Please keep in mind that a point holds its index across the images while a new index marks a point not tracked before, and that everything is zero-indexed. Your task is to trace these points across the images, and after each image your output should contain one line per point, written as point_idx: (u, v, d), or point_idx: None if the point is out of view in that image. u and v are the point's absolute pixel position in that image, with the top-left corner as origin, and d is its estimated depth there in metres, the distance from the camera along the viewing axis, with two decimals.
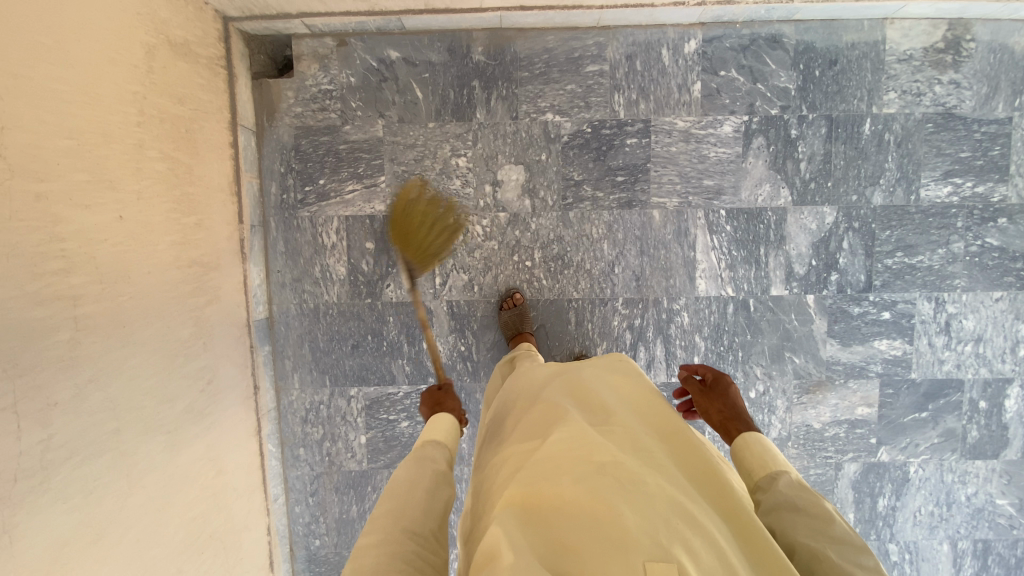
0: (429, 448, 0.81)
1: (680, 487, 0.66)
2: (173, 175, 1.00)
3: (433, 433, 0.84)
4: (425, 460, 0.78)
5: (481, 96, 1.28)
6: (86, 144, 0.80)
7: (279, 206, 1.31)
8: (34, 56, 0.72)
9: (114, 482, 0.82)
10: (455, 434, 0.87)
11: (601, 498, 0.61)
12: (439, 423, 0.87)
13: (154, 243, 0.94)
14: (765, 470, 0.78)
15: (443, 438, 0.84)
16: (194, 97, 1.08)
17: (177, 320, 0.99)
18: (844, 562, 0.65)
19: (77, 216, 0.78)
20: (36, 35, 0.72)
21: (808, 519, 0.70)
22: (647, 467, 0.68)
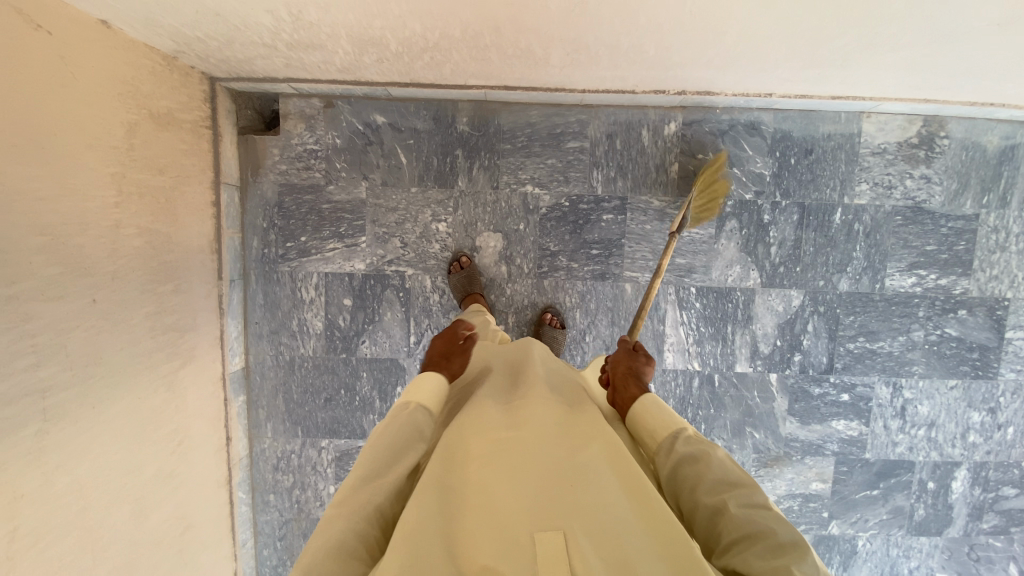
0: (414, 416, 0.76)
1: (576, 456, 0.68)
2: (150, 247, 1.01)
3: (423, 395, 0.80)
4: (410, 430, 0.73)
5: (451, 152, 1.30)
6: (61, 237, 0.82)
7: (260, 259, 1.33)
8: (14, 161, 0.73)
9: (80, 559, 0.85)
10: (443, 396, 0.83)
11: (495, 479, 0.64)
12: (426, 383, 0.82)
13: (127, 319, 0.96)
14: (665, 428, 0.79)
15: (429, 406, 0.79)
16: (175, 164, 1.09)
17: (148, 388, 1.01)
18: (740, 506, 0.65)
19: (49, 310, 0.79)
20: (12, 138, 0.73)
21: (701, 468, 0.71)
22: (544, 443, 0.69)
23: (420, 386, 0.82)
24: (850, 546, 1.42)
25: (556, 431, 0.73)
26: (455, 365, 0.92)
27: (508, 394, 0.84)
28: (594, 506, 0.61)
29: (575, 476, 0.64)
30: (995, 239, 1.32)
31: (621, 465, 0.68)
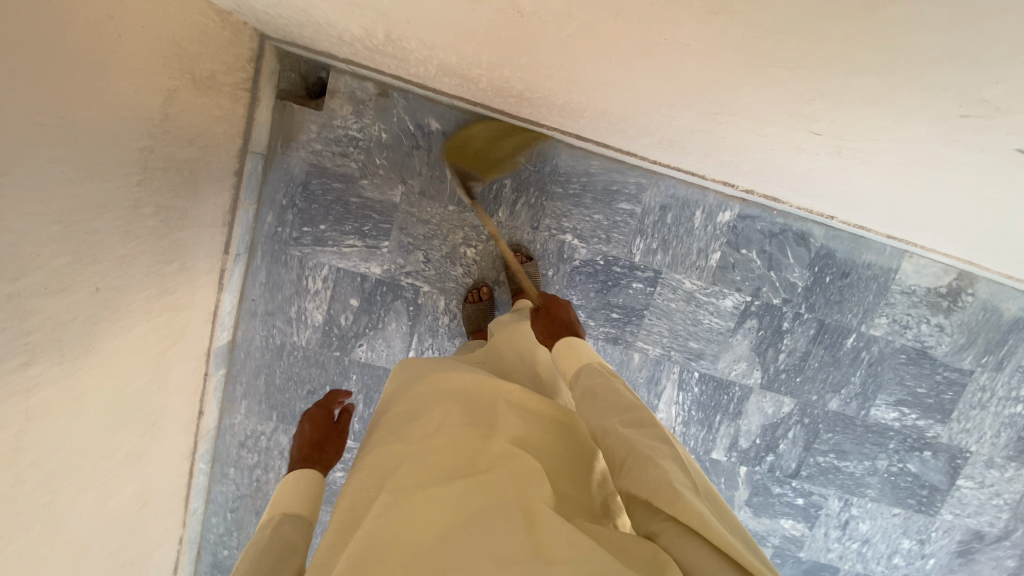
0: (280, 527, 0.65)
1: (485, 485, 0.58)
2: (163, 225, 0.92)
3: (289, 503, 0.69)
4: (273, 545, 0.63)
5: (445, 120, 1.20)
6: (75, 224, 0.73)
7: (271, 236, 1.24)
8: (40, 143, 0.63)
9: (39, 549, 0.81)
10: (315, 494, 0.72)
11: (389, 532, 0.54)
12: (295, 485, 0.72)
13: (128, 303, 0.88)
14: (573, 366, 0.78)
15: (302, 509, 0.69)
16: (207, 133, 0.98)
17: (134, 371, 0.95)
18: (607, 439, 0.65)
19: (50, 304, 0.71)
20: (42, 115, 0.62)
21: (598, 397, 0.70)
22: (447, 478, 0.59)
23: (285, 490, 0.71)
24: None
25: (466, 455, 0.63)
26: (332, 454, 0.80)
27: (433, 406, 0.73)
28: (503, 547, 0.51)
29: (482, 513, 0.55)
30: (979, 397, 1.39)
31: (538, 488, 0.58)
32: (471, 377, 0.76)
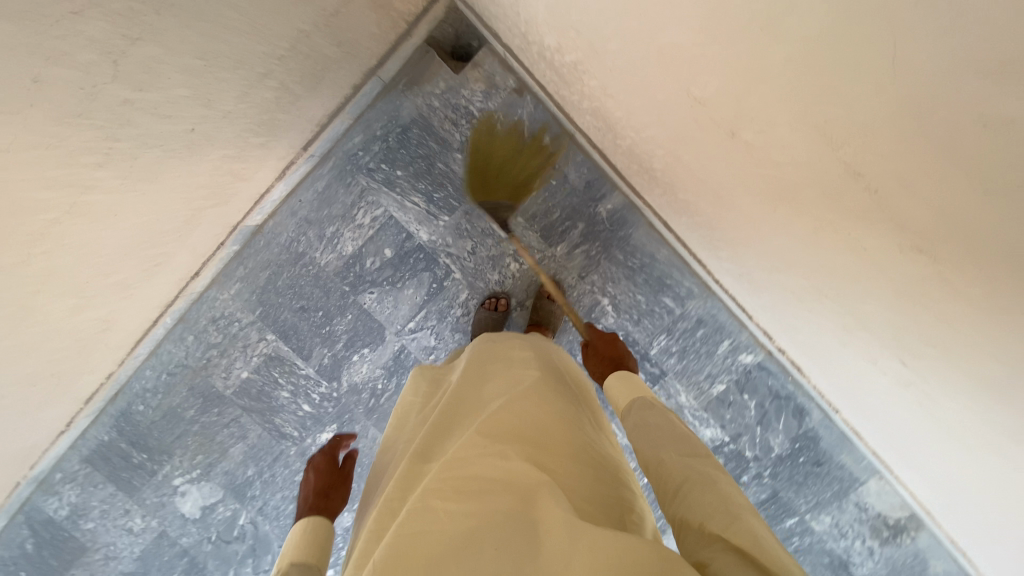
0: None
1: (488, 492, 0.60)
2: (274, 101, 0.92)
3: (298, 555, 0.73)
4: None
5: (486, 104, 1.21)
6: (211, 66, 0.72)
7: (348, 155, 1.23)
8: None
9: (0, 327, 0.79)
10: (320, 544, 0.75)
11: (408, 536, 0.55)
12: (303, 538, 0.75)
13: (205, 154, 0.87)
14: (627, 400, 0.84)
15: (310, 560, 0.72)
16: (355, 42, 0.98)
17: (171, 213, 0.93)
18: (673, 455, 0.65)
19: (148, 124, 0.71)
20: None
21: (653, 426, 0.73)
22: (445, 484, 0.61)
23: (292, 547, 0.74)
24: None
25: (458, 457, 0.64)
26: (335, 501, 0.84)
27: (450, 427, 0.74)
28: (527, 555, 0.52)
29: (493, 521, 0.56)
30: None
31: (540, 492, 0.59)
32: (491, 393, 0.79)
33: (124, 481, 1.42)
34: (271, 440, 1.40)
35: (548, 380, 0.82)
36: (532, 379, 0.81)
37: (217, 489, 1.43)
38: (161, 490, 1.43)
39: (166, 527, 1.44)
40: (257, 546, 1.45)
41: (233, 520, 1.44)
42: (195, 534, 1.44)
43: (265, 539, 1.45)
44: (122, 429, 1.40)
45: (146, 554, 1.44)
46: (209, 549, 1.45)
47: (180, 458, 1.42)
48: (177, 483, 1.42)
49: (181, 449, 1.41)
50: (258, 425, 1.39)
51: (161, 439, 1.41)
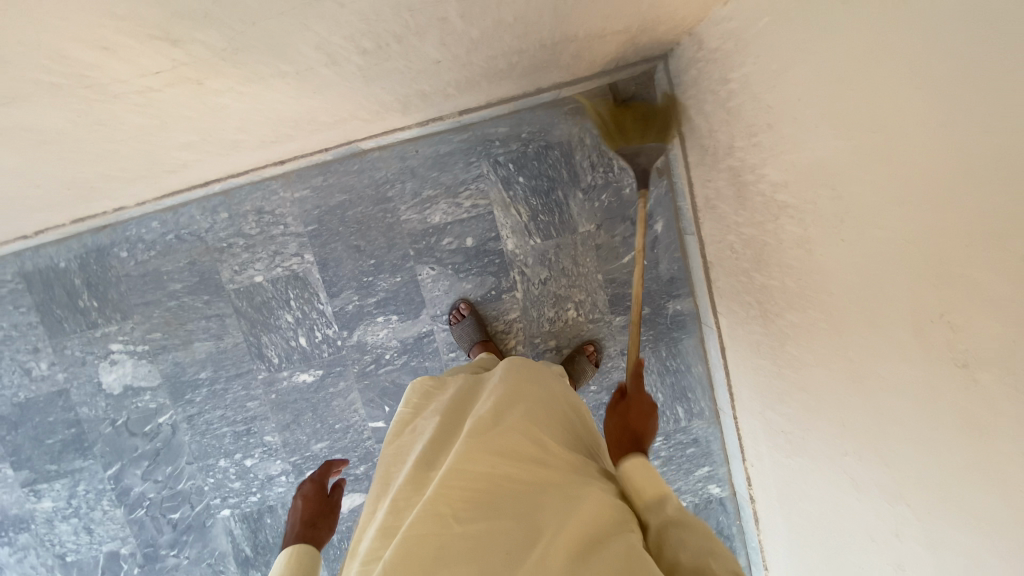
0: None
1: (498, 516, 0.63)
2: (493, 71, 0.89)
3: None
4: None
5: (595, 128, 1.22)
6: (506, 26, 0.70)
7: (485, 138, 1.22)
8: None
9: (121, 132, 0.68)
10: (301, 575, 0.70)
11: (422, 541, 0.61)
12: (290, 566, 0.70)
13: (414, 82, 0.82)
14: (655, 488, 0.67)
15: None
16: (579, 60, 0.99)
17: (335, 111, 0.86)
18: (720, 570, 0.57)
19: (424, 43, 0.67)
20: None
21: (696, 535, 0.61)
22: (453, 490, 0.65)
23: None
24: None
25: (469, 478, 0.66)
26: (323, 531, 0.77)
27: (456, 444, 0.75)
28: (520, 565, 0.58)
29: (493, 535, 0.62)
30: None
31: (541, 521, 0.63)
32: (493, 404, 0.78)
33: (55, 319, 1.24)
34: (245, 355, 1.27)
35: (539, 392, 0.82)
36: (527, 386, 0.81)
37: (155, 376, 1.27)
38: (90, 346, 1.25)
39: (72, 387, 1.27)
40: (162, 452, 1.30)
41: (153, 414, 1.29)
42: (101, 409, 1.27)
43: (174, 449, 1.30)
44: (89, 264, 1.22)
45: (32, 402, 1.27)
46: (106, 432, 1.28)
47: (132, 324, 1.25)
48: (113, 348, 1.26)
49: (140, 317, 1.25)
50: (239, 334, 1.26)
51: (124, 297, 1.24)
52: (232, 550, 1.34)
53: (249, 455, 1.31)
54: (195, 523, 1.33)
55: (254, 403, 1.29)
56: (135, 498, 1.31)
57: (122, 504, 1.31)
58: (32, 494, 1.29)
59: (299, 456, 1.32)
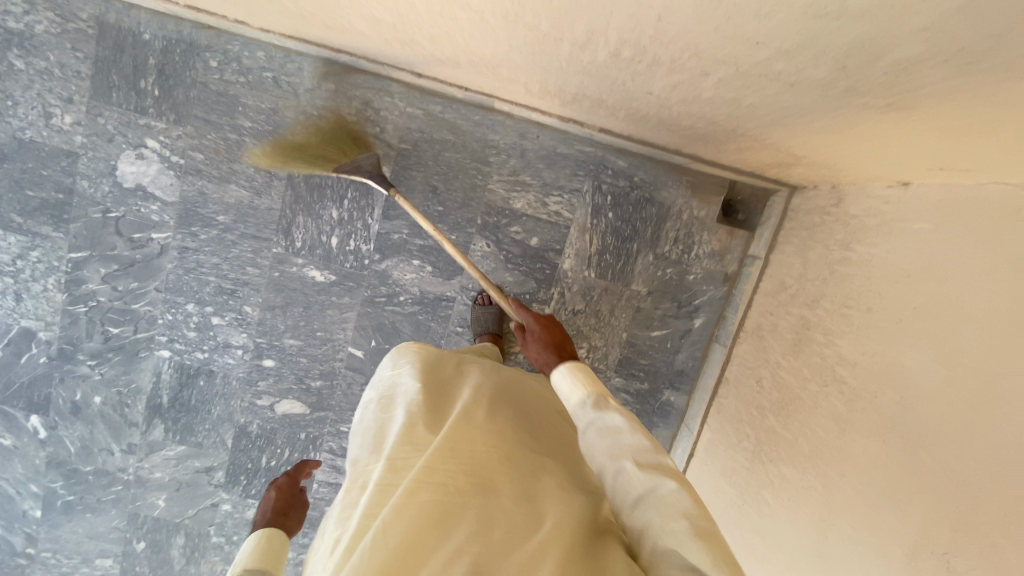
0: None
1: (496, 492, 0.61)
2: (670, 121, 0.91)
3: (255, 561, 0.68)
4: None
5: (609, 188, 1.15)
6: (731, 106, 0.72)
7: (601, 162, 1.23)
8: (825, 117, 0.67)
9: None
10: (275, 555, 0.69)
11: (421, 517, 0.57)
12: (257, 547, 0.71)
13: (608, 92, 0.82)
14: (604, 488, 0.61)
15: (262, 566, 0.67)
16: (735, 152, 1.02)
17: (521, 72, 0.85)
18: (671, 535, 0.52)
19: (662, 76, 0.68)
20: (843, 122, 0.67)
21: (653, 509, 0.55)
22: (456, 459, 0.62)
23: (248, 554, 0.69)
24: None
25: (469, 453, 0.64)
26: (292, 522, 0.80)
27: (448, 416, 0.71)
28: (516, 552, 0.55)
29: (491, 518, 0.58)
30: None
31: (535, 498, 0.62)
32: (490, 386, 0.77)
33: (106, 83, 1.14)
34: (272, 223, 1.21)
35: (523, 390, 0.82)
36: (516, 384, 0.82)
37: (172, 192, 1.18)
38: (125, 128, 1.16)
39: (84, 156, 1.16)
40: (136, 266, 1.22)
41: (150, 226, 1.20)
42: (100, 192, 1.18)
43: (151, 270, 1.22)
44: (173, 53, 1.13)
45: (34, 147, 1.16)
46: (93, 217, 1.19)
47: (179, 133, 1.16)
48: (147, 144, 1.16)
49: (192, 130, 1.16)
50: (278, 201, 1.20)
51: (189, 103, 1.15)
52: (149, 391, 1.29)
53: (219, 314, 1.25)
54: (130, 348, 1.26)
55: (253, 271, 1.23)
56: (86, 293, 1.23)
57: (67, 290, 1.23)
58: None
59: (265, 341, 1.26)
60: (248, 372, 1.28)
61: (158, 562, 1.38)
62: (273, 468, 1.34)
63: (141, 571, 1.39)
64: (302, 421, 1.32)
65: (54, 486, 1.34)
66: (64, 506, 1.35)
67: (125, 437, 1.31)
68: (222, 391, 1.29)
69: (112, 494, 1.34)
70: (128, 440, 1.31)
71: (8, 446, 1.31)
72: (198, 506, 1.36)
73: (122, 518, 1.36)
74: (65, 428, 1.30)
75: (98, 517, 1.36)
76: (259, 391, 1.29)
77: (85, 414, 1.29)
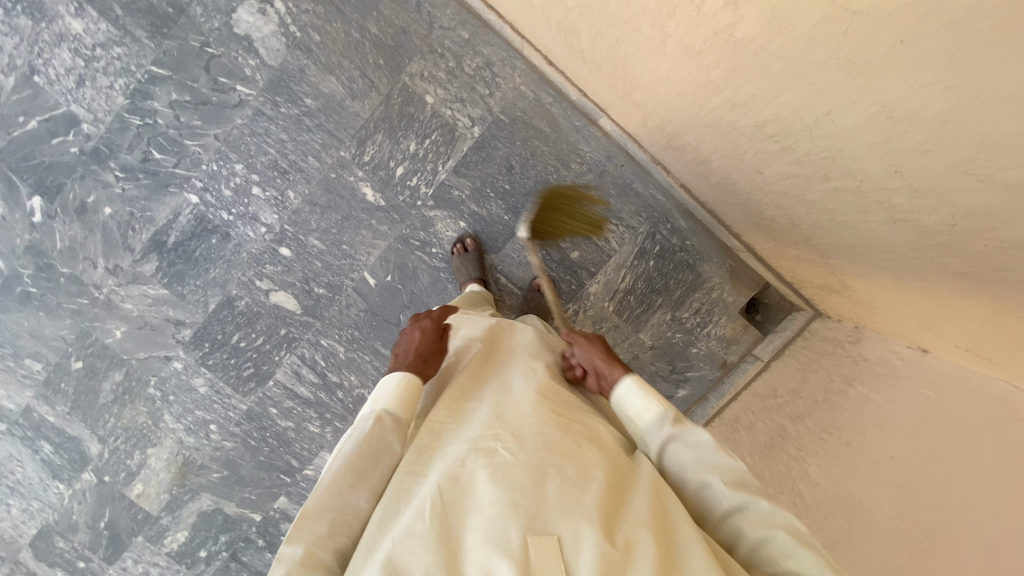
0: (382, 429, 0.71)
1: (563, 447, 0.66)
2: (755, 205, 0.96)
3: (395, 404, 0.74)
4: (378, 454, 0.69)
5: None
6: (824, 214, 0.78)
7: (665, 214, 1.28)
8: (901, 260, 0.73)
9: None
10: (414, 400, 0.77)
11: (461, 471, 0.62)
12: (400, 392, 0.76)
13: (720, 154, 0.87)
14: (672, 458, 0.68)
15: (403, 415, 0.74)
16: (791, 257, 1.09)
17: (653, 100, 0.89)
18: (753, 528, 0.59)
19: (783, 161, 0.73)
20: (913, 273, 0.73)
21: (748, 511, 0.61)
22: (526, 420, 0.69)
23: (391, 396, 0.75)
24: (40, 456, 1.38)
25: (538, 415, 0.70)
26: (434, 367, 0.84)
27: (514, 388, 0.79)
28: (550, 504, 0.58)
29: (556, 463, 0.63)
30: None
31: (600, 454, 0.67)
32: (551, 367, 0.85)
33: None
34: (352, 128, 1.22)
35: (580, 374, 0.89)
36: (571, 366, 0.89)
37: (275, 57, 1.19)
38: None
39: None
40: (208, 107, 1.21)
41: (238, 77, 1.20)
42: (209, 26, 1.18)
43: (219, 117, 1.22)
44: None
45: None
46: (190, 44, 1.19)
47: (309, 8, 1.17)
48: (275, 3, 1.17)
49: (322, 12, 1.17)
50: (367, 112, 1.21)
51: None
52: (161, 226, 1.27)
53: (262, 186, 1.25)
54: (163, 178, 1.25)
55: (313, 162, 1.24)
56: (148, 109, 1.21)
57: (131, 98, 1.21)
58: (75, 6, 1.18)
59: (292, 231, 1.27)
60: (261, 251, 1.28)
61: (86, 388, 1.35)
62: (240, 348, 1.33)
63: (64, 389, 1.35)
64: (288, 318, 1.32)
65: (21, 271, 1.30)
66: (21, 295, 1.31)
67: (114, 258, 1.28)
68: (229, 257, 1.28)
69: (75, 305, 1.31)
70: (115, 262, 1.29)
71: None
72: (152, 352, 1.33)
73: (71, 331, 1.32)
74: (61, 223, 1.27)
75: (49, 320, 1.32)
76: (263, 272, 1.29)
77: (88, 219, 1.27)
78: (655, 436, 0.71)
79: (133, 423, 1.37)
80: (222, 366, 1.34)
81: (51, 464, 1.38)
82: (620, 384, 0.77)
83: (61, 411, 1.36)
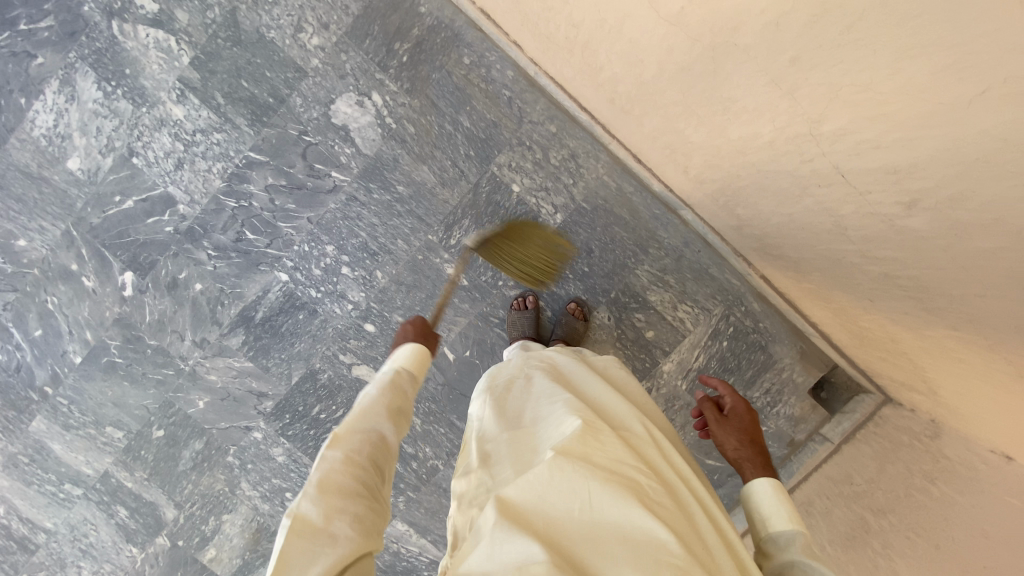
0: (401, 376, 0.75)
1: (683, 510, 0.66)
2: (844, 312, 1.01)
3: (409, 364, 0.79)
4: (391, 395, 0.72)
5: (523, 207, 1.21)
6: (931, 344, 0.82)
7: (739, 297, 1.33)
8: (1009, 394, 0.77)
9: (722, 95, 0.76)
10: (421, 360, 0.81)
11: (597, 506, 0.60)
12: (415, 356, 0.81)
13: (823, 273, 0.92)
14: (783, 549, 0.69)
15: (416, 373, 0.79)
16: (870, 349, 1.14)
17: (758, 218, 0.94)
18: None
19: (901, 300, 0.78)
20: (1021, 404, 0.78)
21: None
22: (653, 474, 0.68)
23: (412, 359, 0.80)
24: (114, 520, 1.38)
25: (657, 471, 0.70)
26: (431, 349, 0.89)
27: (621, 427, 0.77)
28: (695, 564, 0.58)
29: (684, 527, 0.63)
30: None
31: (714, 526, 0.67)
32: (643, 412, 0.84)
33: (365, 29, 1.21)
34: (440, 213, 1.27)
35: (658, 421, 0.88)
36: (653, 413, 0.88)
37: (371, 146, 1.24)
38: (361, 75, 1.22)
39: (312, 80, 1.22)
40: (303, 191, 1.26)
41: (333, 164, 1.25)
42: (308, 116, 1.23)
43: (313, 201, 1.26)
44: (439, 36, 1.21)
45: (273, 50, 1.21)
46: (288, 133, 1.24)
47: (405, 101, 1.23)
48: (373, 97, 1.22)
49: (418, 105, 1.23)
50: (455, 199, 1.27)
51: (426, 81, 1.22)
52: (249, 302, 1.31)
53: (351, 266, 1.29)
54: (254, 256, 1.29)
55: (402, 245, 1.28)
56: (244, 191, 1.26)
57: (228, 181, 1.26)
58: (177, 93, 1.24)
59: (378, 308, 1.31)
60: (347, 326, 1.32)
61: (166, 454, 1.37)
62: (320, 420, 1.36)
63: (143, 455, 1.37)
64: None
65: (109, 342, 1.33)
66: (106, 365, 1.34)
67: (202, 331, 1.32)
68: (315, 332, 1.32)
69: (160, 375, 1.34)
70: (203, 335, 1.32)
71: (87, 287, 1.31)
72: (233, 422, 1.36)
73: (155, 401, 1.35)
74: (151, 297, 1.31)
75: (133, 389, 1.35)
76: (347, 347, 1.32)
77: (179, 294, 1.30)
78: (774, 536, 0.71)
79: (210, 490, 1.38)
80: (301, 437, 1.37)
81: (126, 528, 1.38)
82: (754, 480, 0.76)
83: (139, 477, 1.37)
